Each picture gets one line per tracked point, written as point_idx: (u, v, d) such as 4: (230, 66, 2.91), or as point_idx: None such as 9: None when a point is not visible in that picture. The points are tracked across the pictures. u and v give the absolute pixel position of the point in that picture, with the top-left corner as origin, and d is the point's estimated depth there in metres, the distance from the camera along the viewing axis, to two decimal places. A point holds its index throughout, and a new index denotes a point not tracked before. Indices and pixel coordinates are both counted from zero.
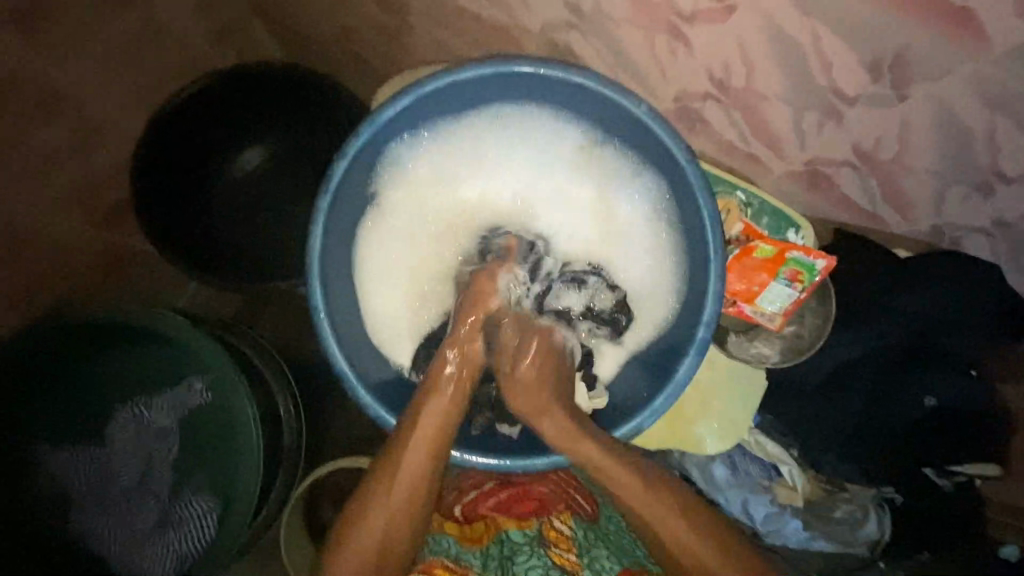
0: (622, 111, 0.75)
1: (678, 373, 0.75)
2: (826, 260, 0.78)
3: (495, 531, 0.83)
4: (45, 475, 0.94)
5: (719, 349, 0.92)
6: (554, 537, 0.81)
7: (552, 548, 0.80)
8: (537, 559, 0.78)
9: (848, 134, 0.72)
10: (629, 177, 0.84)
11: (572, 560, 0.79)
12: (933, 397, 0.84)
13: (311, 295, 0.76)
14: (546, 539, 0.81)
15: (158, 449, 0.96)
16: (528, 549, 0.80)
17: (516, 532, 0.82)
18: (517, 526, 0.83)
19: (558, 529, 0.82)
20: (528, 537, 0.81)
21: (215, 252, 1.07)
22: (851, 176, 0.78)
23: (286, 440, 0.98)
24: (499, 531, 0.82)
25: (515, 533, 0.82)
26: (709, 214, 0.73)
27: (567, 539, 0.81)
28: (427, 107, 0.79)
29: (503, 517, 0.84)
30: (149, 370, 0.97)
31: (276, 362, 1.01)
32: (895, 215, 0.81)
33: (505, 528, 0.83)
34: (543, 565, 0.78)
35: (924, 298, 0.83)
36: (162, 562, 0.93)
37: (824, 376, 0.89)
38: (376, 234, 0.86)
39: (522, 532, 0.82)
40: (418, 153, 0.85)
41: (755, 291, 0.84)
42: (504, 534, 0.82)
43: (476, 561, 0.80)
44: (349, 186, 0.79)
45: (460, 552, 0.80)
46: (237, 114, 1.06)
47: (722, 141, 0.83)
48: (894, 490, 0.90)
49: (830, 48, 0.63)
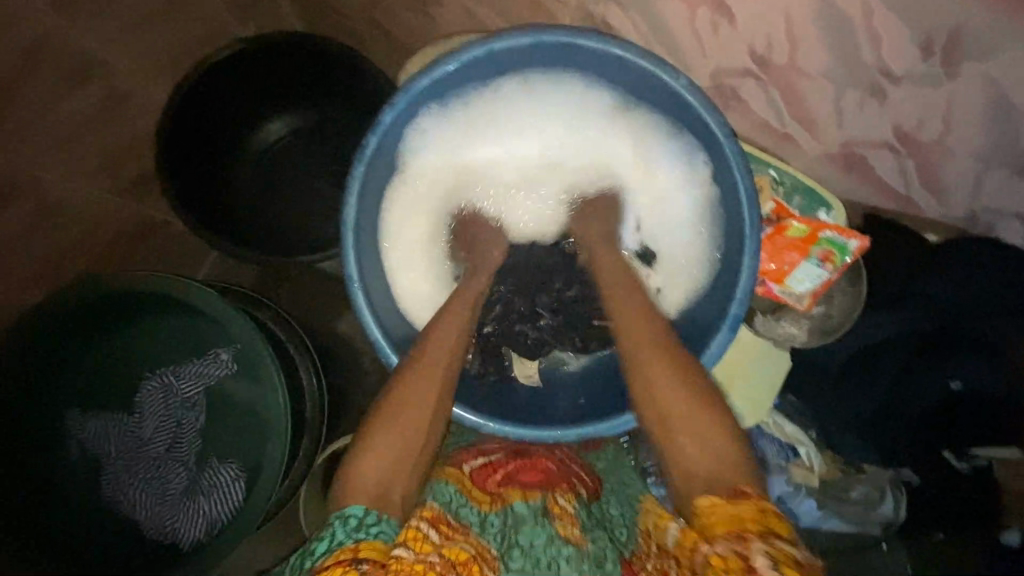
0: (662, 84, 0.74)
1: (708, 351, 0.75)
2: (859, 240, 0.79)
3: (499, 503, 0.70)
4: (76, 441, 0.96)
5: (747, 328, 0.92)
6: (558, 511, 0.69)
7: (555, 520, 0.67)
8: (542, 531, 0.66)
9: (888, 113, 0.72)
10: (662, 150, 0.84)
11: (577, 534, 0.67)
12: (958, 379, 0.83)
13: (345, 265, 0.76)
14: (550, 511, 0.69)
15: (186, 417, 0.98)
16: (533, 520, 0.67)
17: (521, 504, 0.69)
18: (523, 499, 0.70)
19: (562, 505, 0.70)
20: (534, 508, 0.69)
21: (239, 224, 1.08)
22: (888, 158, 0.77)
23: (309, 412, 0.98)
24: (503, 502, 0.70)
25: (520, 504, 0.69)
26: (746, 189, 0.72)
27: (571, 514, 0.69)
28: (461, 78, 0.78)
29: (508, 489, 0.72)
30: (177, 341, 0.98)
31: (300, 335, 1.01)
32: (928, 199, 0.80)
33: (511, 500, 0.70)
34: (548, 535, 0.66)
35: (957, 283, 0.83)
36: (191, 525, 0.95)
37: (850, 356, 0.89)
38: (404, 206, 0.86)
39: (527, 505, 0.70)
40: (447, 125, 0.84)
41: (784, 271, 0.84)
42: (509, 506, 0.69)
43: (476, 521, 0.66)
44: (381, 158, 0.78)
45: (459, 509, 0.67)
46: (260, 82, 1.05)
47: (757, 120, 0.82)
48: (911, 474, 0.91)
49: (880, 23, 0.63)
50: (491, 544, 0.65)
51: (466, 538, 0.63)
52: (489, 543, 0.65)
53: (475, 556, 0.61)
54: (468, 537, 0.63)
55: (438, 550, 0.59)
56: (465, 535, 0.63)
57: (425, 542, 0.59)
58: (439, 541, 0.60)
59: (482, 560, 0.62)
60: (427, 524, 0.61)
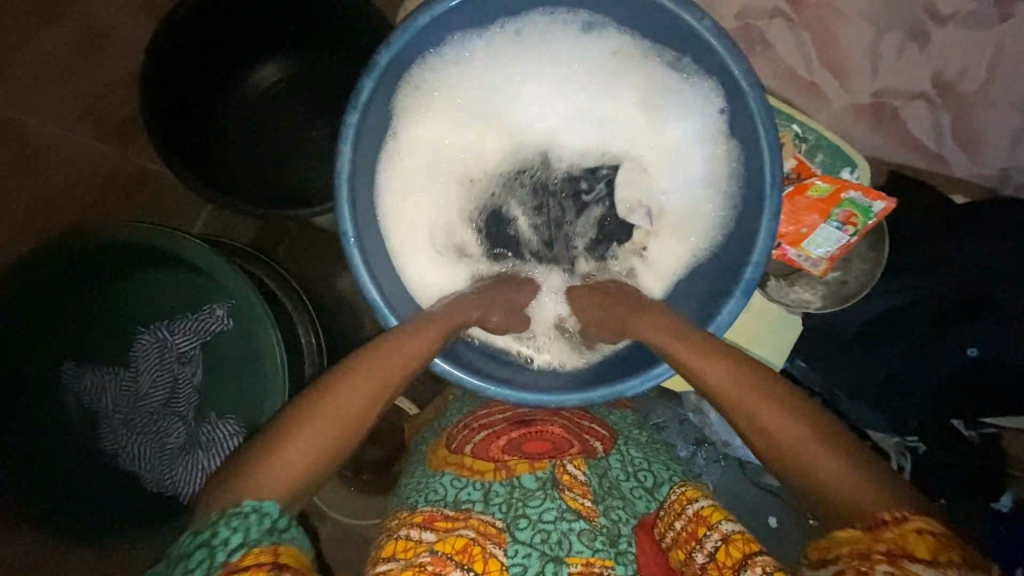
0: (681, 25, 0.69)
1: (721, 316, 0.72)
2: (884, 201, 0.75)
3: (506, 475, 0.72)
4: (73, 394, 0.96)
5: (760, 293, 0.85)
6: (567, 481, 0.71)
7: (565, 492, 0.69)
8: (551, 502, 0.68)
9: (927, 60, 0.77)
10: (675, 101, 0.78)
11: (588, 506, 0.69)
12: (975, 346, 0.81)
13: (340, 218, 0.71)
14: (559, 483, 0.71)
15: (182, 373, 0.96)
16: (541, 494, 0.69)
17: (528, 477, 0.71)
18: (530, 471, 0.72)
19: (571, 473, 0.72)
20: (541, 481, 0.71)
21: (228, 174, 1.02)
22: (922, 112, 0.80)
23: (308, 369, 0.96)
24: (509, 474, 0.71)
25: (527, 478, 0.71)
26: (769, 141, 0.68)
27: (581, 484, 0.71)
28: (465, 18, 0.72)
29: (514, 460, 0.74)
30: (170, 296, 0.95)
31: (297, 293, 0.99)
32: (958, 155, 0.81)
33: (516, 471, 0.72)
34: (557, 508, 0.68)
35: (981, 245, 0.80)
36: (192, 480, 0.94)
37: (866, 322, 0.85)
38: (400, 161, 0.80)
39: (534, 476, 0.72)
40: (447, 72, 0.78)
41: (802, 233, 0.79)
42: (515, 479, 0.71)
43: (479, 497, 0.68)
44: (378, 105, 0.73)
45: (459, 493, 0.69)
46: (247, 23, 0.97)
47: (782, 68, 0.80)
48: (917, 440, 0.88)
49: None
50: (497, 517, 0.67)
51: (467, 522, 0.65)
52: (495, 516, 0.67)
53: (476, 539, 0.64)
54: (469, 519, 0.66)
55: (431, 549, 0.61)
56: (466, 518, 0.66)
57: (416, 547, 0.62)
58: (433, 539, 0.62)
59: (486, 539, 0.64)
60: (420, 529, 0.64)
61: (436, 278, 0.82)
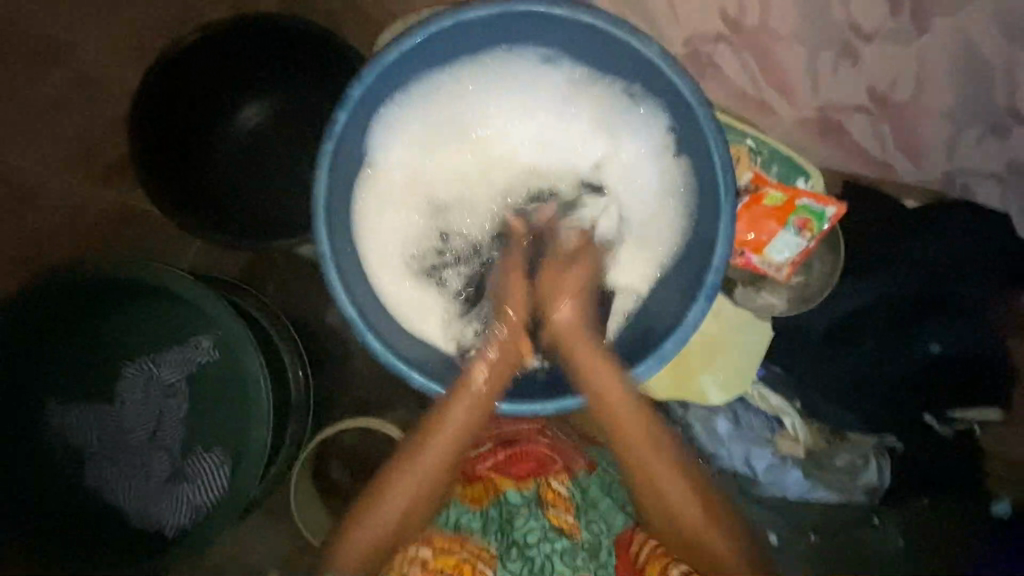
0: (633, 52, 0.73)
1: (687, 320, 0.75)
2: (836, 207, 0.80)
3: (496, 494, 0.79)
4: (56, 433, 0.95)
5: (726, 298, 0.92)
6: (550, 497, 0.79)
7: (549, 510, 0.77)
8: (535, 522, 0.76)
9: (862, 77, 0.82)
10: (634, 122, 0.82)
11: (570, 522, 0.77)
12: (937, 342, 0.84)
13: (318, 243, 0.74)
14: (542, 499, 0.78)
15: (168, 405, 0.97)
16: (525, 511, 0.77)
17: (514, 494, 0.79)
18: (515, 488, 0.79)
19: (556, 490, 0.79)
20: (527, 499, 0.78)
21: (212, 205, 1.04)
22: (864, 123, 0.85)
23: (293, 399, 0.99)
24: (497, 493, 0.79)
25: (513, 494, 0.79)
26: (720, 152, 0.72)
27: (564, 500, 0.79)
28: (433, 52, 0.77)
29: (500, 478, 0.80)
30: (156, 329, 0.97)
31: (284, 324, 1.01)
32: (904, 162, 0.86)
33: (504, 489, 0.79)
34: (541, 527, 0.76)
35: (932, 246, 0.84)
36: (178, 512, 0.94)
37: (829, 327, 0.89)
38: (377, 186, 0.84)
39: (520, 495, 0.79)
40: (419, 104, 0.82)
41: (762, 241, 0.85)
42: (503, 497, 0.79)
43: (477, 525, 0.77)
44: (353, 134, 0.77)
45: (461, 518, 0.78)
46: (230, 65, 1.02)
47: (732, 87, 0.86)
48: (895, 440, 0.91)
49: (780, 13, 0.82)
50: (491, 544, 0.76)
51: (463, 546, 0.74)
52: (489, 542, 0.76)
53: (470, 560, 0.73)
54: (466, 543, 0.75)
55: (425, 565, 0.72)
56: (463, 543, 0.75)
57: (414, 559, 0.73)
58: (431, 557, 0.73)
59: (478, 560, 0.74)
60: (418, 544, 0.74)
61: (418, 297, 0.85)
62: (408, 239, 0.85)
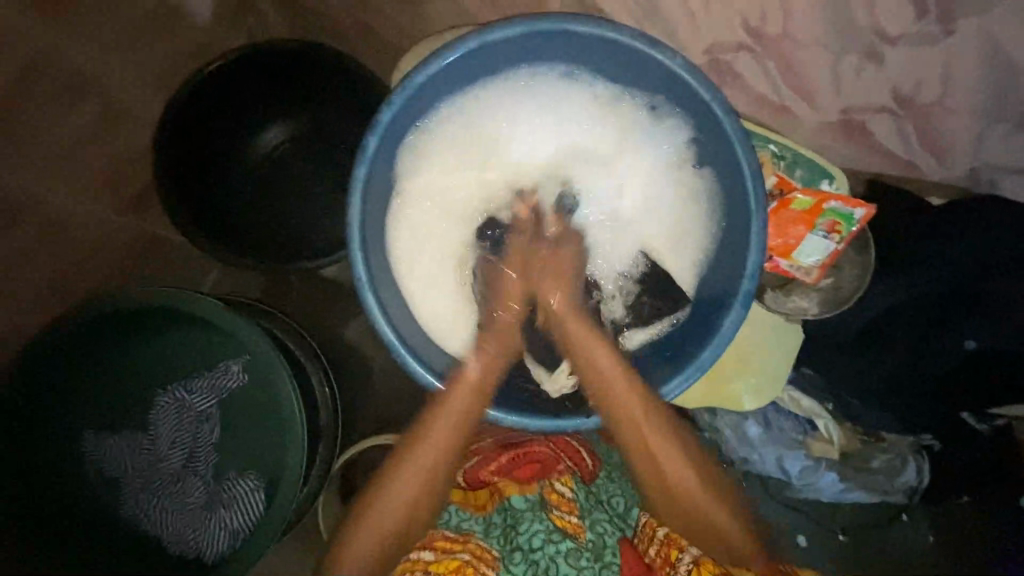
0: (659, 67, 0.74)
1: (721, 333, 0.75)
2: (864, 208, 0.79)
3: (498, 499, 0.82)
4: (92, 464, 0.96)
5: (758, 303, 0.92)
6: (555, 500, 0.81)
7: (552, 513, 0.80)
8: (539, 524, 0.79)
9: (887, 78, 0.76)
10: (655, 132, 0.83)
11: (574, 524, 0.79)
12: (974, 340, 0.83)
13: (354, 265, 0.75)
14: (547, 503, 0.81)
15: (202, 432, 0.97)
16: (530, 514, 0.80)
17: (517, 499, 0.82)
18: (519, 493, 0.82)
19: (558, 491, 0.82)
20: (530, 503, 0.81)
21: (237, 229, 1.06)
22: (886, 123, 0.80)
23: (323, 420, 0.99)
24: (501, 498, 0.82)
25: (516, 499, 0.81)
26: (749, 162, 0.72)
27: (568, 502, 0.81)
28: (458, 74, 0.78)
29: (504, 483, 0.83)
30: (185, 356, 0.97)
31: (310, 346, 1.01)
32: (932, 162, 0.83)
33: (507, 495, 0.82)
34: (545, 529, 0.78)
35: (973, 243, 0.82)
36: (214, 540, 0.94)
37: (861, 328, 0.89)
38: (407, 205, 0.84)
39: (524, 499, 0.82)
40: (444, 123, 0.83)
41: (791, 244, 0.86)
42: (506, 501, 0.82)
43: (479, 527, 0.80)
44: (382, 157, 0.78)
45: (462, 521, 0.81)
46: (252, 94, 1.04)
47: (754, 94, 0.84)
48: (932, 438, 0.91)
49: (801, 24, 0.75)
50: (493, 546, 0.78)
51: (465, 547, 0.77)
52: (492, 545, 0.78)
53: (471, 562, 0.75)
54: (467, 544, 0.77)
55: (427, 568, 0.75)
56: (465, 543, 0.77)
57: (417, 565, 0.75)
58: (432, 559, 0.76)
59: (480, 562, 0.76)
60: (419, 549, 0.77)
61: (451, 314, 0.86)
62: (440, 257, 0.86)
